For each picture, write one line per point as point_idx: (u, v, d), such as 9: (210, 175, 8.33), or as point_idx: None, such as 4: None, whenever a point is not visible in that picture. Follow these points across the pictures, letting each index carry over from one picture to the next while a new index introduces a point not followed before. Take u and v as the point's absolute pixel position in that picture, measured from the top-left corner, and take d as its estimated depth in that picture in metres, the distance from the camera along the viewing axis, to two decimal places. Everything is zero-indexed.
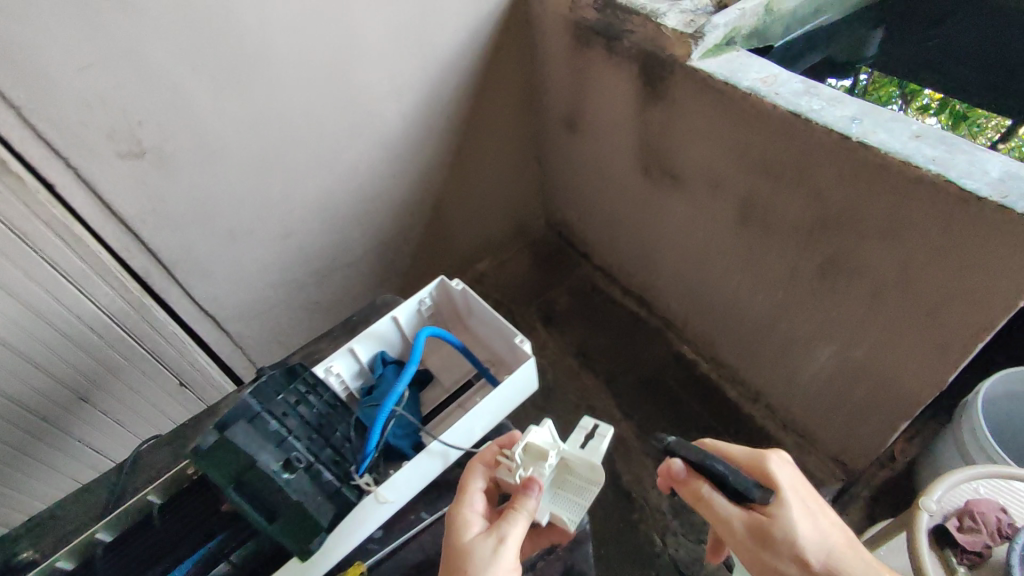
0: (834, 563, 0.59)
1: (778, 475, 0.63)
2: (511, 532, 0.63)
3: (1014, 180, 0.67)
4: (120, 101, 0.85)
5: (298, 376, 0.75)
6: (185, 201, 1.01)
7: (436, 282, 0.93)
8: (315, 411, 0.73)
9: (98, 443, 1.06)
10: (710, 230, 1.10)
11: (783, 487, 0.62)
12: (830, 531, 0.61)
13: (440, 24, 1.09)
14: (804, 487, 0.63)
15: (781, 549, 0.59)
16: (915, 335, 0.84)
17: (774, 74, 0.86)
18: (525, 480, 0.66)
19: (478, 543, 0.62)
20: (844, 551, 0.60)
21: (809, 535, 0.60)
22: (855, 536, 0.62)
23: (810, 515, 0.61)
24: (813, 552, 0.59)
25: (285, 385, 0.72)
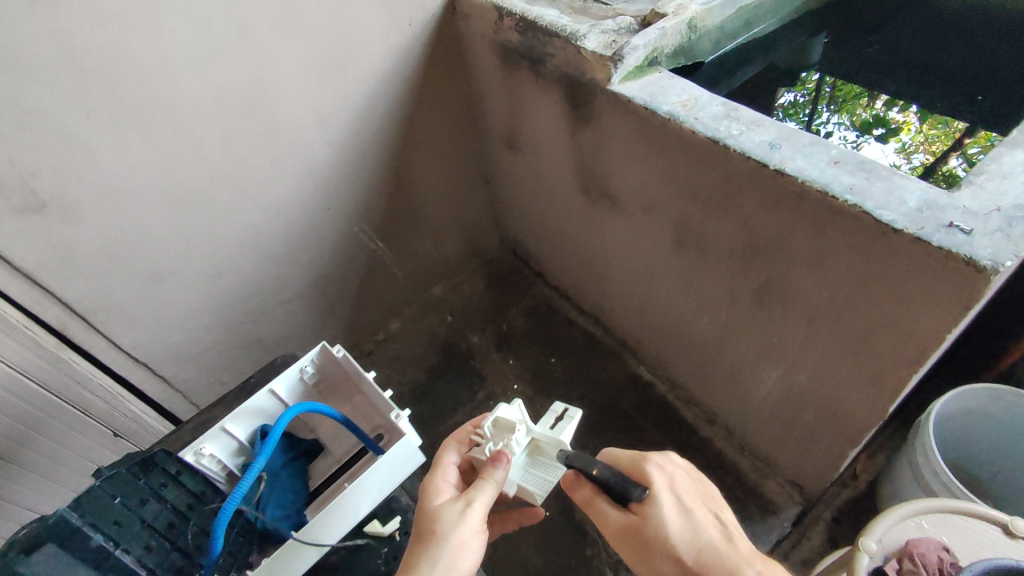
0: (706, 559, 0.61)
1: (658, 475, 0.66)
2: (478, 496, 0.67)
3: (932, 209, 0.63)
4: (6, 152, 0.79)
5: (153, 469, 0.73)
6: (97, 249, 0.95)
7: (318, 347, 0.85)
8: (164, 511, 0.73)
9: (31, 504, 0.94)
10: (650, 253, 1.06)
11: (660, 485, 0.65)
12: (707, 528, 0.63)
13: (361, 52, 1.05)
14: (685, 485, 0.66)
15: (653, 545, 0.62)
16: (850, 364, 0.80)
17: (696, 96, 0.82)
18: (494, 453, 0.70)
19: (446, 507, 0.66)
20: (719, 546, 0.62)
21: (682, 533, 0.62)
22: (737, 531, 0.64)
23: (686, 512, 0.64)
24: (686, 549, 0.62)
25: (131, 482, 0.71)
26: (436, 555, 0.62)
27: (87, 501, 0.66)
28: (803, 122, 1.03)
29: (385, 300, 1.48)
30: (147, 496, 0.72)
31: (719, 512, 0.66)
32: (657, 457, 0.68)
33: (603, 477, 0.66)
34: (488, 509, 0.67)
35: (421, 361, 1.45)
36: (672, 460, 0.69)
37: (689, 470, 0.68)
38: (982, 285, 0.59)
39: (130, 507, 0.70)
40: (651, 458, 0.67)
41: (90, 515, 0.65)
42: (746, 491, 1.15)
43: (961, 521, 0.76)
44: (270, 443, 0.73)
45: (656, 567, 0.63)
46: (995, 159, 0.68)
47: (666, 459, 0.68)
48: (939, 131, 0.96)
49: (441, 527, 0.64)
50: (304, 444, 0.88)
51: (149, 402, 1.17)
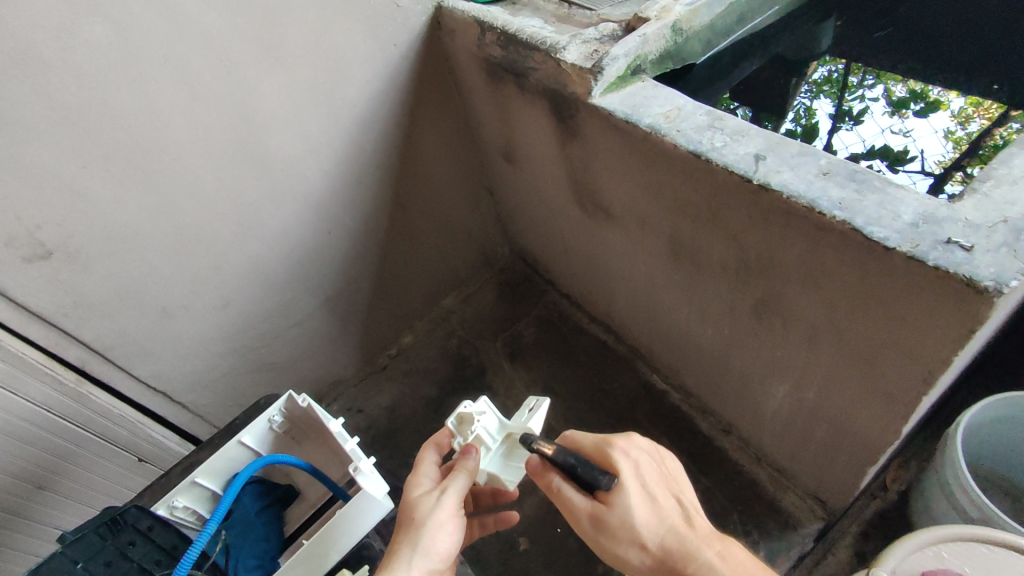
0: (669, 544, 0.62)
1: (623, 460, 0.66)
2: (453, 484, 0.67)
3: (929, 223, 0.58)
4: (10, 207, 0.80)
5: (122, 527, 0.74)
6: (107, 290, 0.96)
7: (284, 396, 0.85)
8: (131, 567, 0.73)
9: (65, 522, 0.98)
10: (650, 263, 1.03)
11: (626, 472, 0.65)
12: (669, 512, 0.64)
13: (349, 77, 1.04)
14: (648, 470, 0.67)
15: (619, 533, 0.62)
16: (856, 380, 0.75)
17: (679, 106, 0.78)
18: (465, 446, 0.71)
19: (424, 495, 0.67)
20: (683, 530, 0.63)
21: (647, 520, 0.63)
22: (698, 514, 0.65)
23: (650, 499, 0.64)
24: (651, 535, 0.62)
25: (98, 545, 0.72)
26: (416, 539, 0.63)
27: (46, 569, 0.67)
28: (839, 95, 1.01)
29: (397, 315, 1.48)
30: (112, 557, 0.72)
31: (679, 494, 0.67)
32: (621, 443, 0.68)
33: (570, 465, 0.64)
34: (463, 497, 0.68)
35: (434, 375, 1.46)
36: (635, 444, 0.69)
37: (652, 454, 0.69)
38: (985, 309, 0.54)
39: (92, 569, 0.71)
40: (615, 443, 0.67)
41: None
42: (764, 505, 1.10)
43: (987, 551, 0.70)
44: (225, 501, 0.74)
45: (622, 554, 0.64)
46: (1004, 161, 0.62)
47: (630, 444, 0.68)
48: (986, 96, 0.94)
49: (420, 513, 0.65)
50: (278, 490, 0.90)
51: (172, 428, 1.19)
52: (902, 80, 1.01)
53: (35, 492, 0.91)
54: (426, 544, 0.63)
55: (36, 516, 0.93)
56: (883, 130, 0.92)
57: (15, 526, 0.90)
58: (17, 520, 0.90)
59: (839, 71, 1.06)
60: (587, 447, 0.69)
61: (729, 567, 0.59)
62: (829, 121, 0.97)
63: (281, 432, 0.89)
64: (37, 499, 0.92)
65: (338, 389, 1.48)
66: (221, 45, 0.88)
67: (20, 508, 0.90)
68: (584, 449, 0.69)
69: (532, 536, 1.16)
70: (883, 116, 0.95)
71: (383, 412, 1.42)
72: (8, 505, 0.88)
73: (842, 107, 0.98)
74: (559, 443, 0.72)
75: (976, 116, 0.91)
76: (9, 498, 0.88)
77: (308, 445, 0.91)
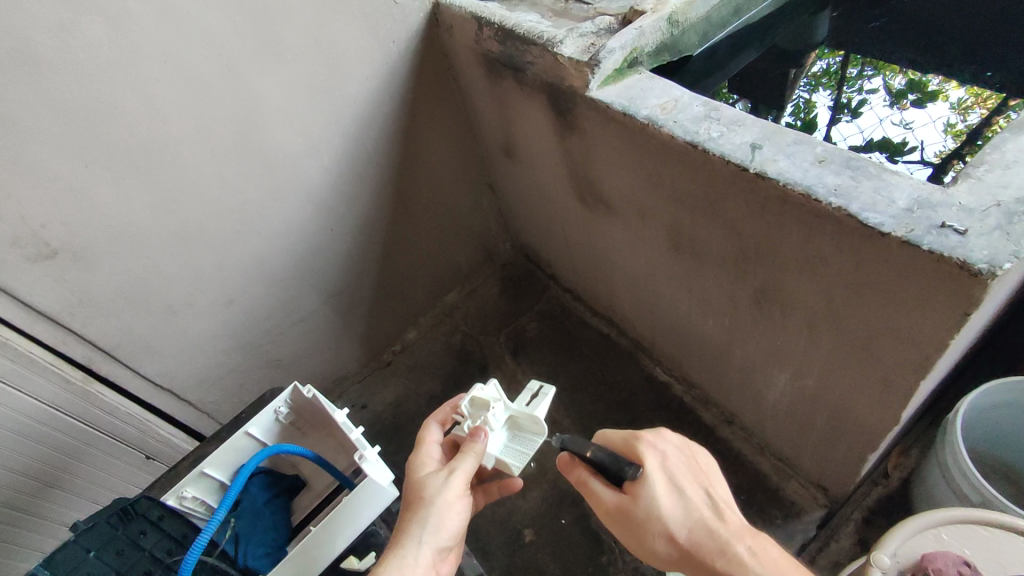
0: (698, 537, 0.61)
1: (649, 453, 0.67)
2: (460, 465, 0.68)
3: (924, 209, 0.58)
4: (16, 208, 0.81)
5: (133, 517, 0.75)
6: (112, 288, 0.97)
7: (290, 388, 0.86)
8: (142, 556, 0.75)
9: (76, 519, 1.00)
10: (650, 255, 1.04)
11: (653, 465, 0.66)
12: (698, 505, 0.63)
13: (348, 74, 1.05)
14: (677, 463, 0.67)
15: (645, 524, 0.63)
16: (855, 367, 0.76)
17: (676, 97, 0.79)
18: (473, 430, 0.73)
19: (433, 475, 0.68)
20: (712, 522, 0.62)
21: (674, 511, 0.63)
22: (733, 507, 0.64)
23: (677, 490, 0.64)
24: (678, 527, 0.62)
25: (110, 535, 0.73)
26: (425, 517, 0.64)
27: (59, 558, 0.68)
28: (837, 88, 1.01)
29: (400, 311, 1.49)
30: (123, 546, 0.74)
31: (715, 488, 0.66)
32: (649, 436, 0.69)
33: (599, 459, 0.67)
34: (470, 479, 0.69)
35: (438, 370, 1.47)
36: (665, 438, 0.69)
37: (681, 447, 0.68)
38: (980, 291, 0.54)
39: (104, 558, 0.72)
40: (643, 437, 0.68)
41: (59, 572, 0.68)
42: (767, 494, 1.11)
43: (987, 534, 0.70)
44: (234, 489, 0.76)
45: (652, 546, 0.64)
46: (998, 146, 0.63)
47: (658, 437, 0.69)
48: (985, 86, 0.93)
49: (429, 492, 0.66)
50: (285, 481, 0.91)
51: (179, 426, 1.20)
52: (902, 70, 1.01)
53: (45, 490, 0.93)
54: (434, 522, 0.64)
55: (46, 513, 0.94)
56: (882, 121, 0.92)
57: (27, 524, 0.92)
58: (29, 518, 0.92)
59: (837, 63, 1.07)
60: (616, 442, 0.71)
61: (760, 561, 0.59)
62: (828, 114, 0.97)
63: (287, 424, 0.90)
64: (48, 497, 0.93)
65: (343, 386, 1.50)
66: (221, 44, 0.88)
67: (31, 506, 0.91)
68: (614, 444, 0.71)
69: (537, 528, 1.17)
70: (882, 107, 0.95)
71: (388, 408, 1.43)
72: (20, 503, 0.89)
73: (841, 100, 0.99)
74: (592, 440, 0.73)
75: (975, 106, 0.90)
76: (20, 496, 0.89)
77: (313, 439, 0.93)
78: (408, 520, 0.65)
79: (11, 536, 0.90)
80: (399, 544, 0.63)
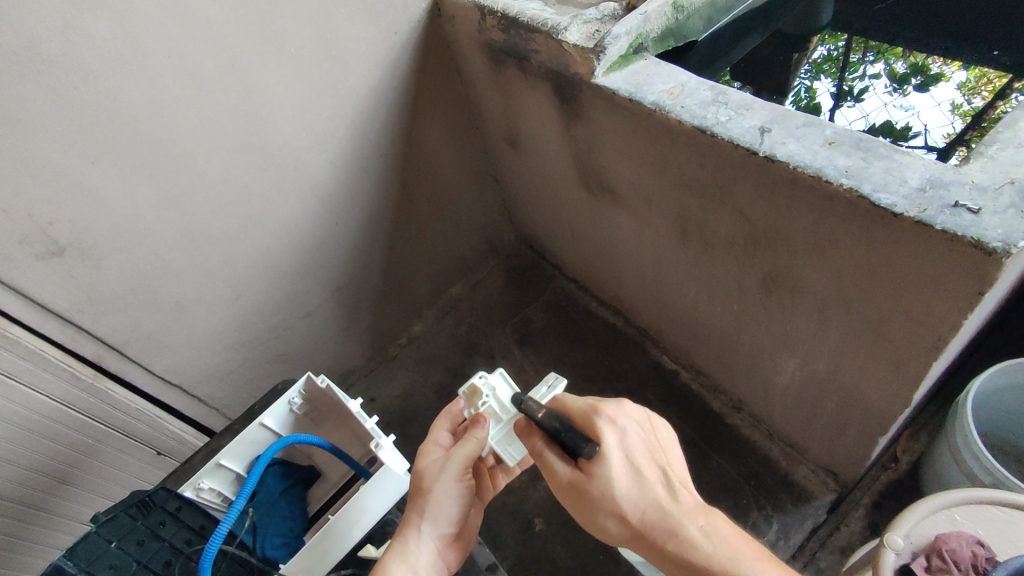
0: (650, 519, 0.59)
1: (609, 429, 0.62)
2: (457, 451, 0.70)
3: (935, 188, 0.58)
4: (24, 207, 0.81)
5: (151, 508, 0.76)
6: (120, 284, 0.97)
7: (302, 378, 0.87)
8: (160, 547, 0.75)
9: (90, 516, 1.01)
10: (657, 242, 1.04)
11: (611, 443, 0.61)
12: (653, 486, 0.60)
13: (352, 66, 1.05)
14: (636, 441, 0.63)
15: (599, 504, 0.60)
16: (867, 351, 0.76)
17: (682, 82, 0.78)
18: (474, 416, 0.73)
19: (430, 465, 0.71)
20: (665, 504, 0.59)
21: (629, 492, 0.59)
22: (687, 483, 0.61)
23: (634, 470, 0.61)
24: (631, 508, 0.59)
25: (129, 529, 0.73)
26: (421, 506, 0.68)
27: (82, 549, 0.68)
28: (840, 73, 1.00)
29: (407, 304, 1.49)
30: (144, 537, 0.74)
31: (671, 465, 0.63)
32: (610, 410, 0.64)
33: (555, 430, 0.62)
34: (469, 463, 0.70)
35: (445, 362, 1.47)
36: (626, 410, 0.65)
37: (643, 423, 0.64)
38: (994, 271, 0.54)
39: (126, 549, 0.72)
40: (602, 411, 0.64)
41: (84, 563, 0.68)
42: (777, 480, 1.11)
43: (1001, 513, 0.71)
44: (251, 479, 0.76)
45: (604, 524, 0.61)
46: (1010, 125, 0.62)
47: (619, 411, 0.64)
48: (988, 67, 0.93)
49: (425, 484, 0.69)
50: (300, 471, 0.92)
51: (188, 421, 1.21)
52: (904, 54, 1.00)
53: (57, 487, 0.93)
54: (433, 511, 0.67)
55: (59, 510, 0.94)
56: (886, 106, 0.92)
57: (41, 521, 0.92)
58: (42, 515, 0.92)
59: (839, 48, 1.06)
60: (574, 410, 0.66)
61: (710, 542, 0.56)
62: (830, 99, 0.97)
63: (300, 414, 0.91)
64: (61, 494, 0.93)
65: (350, 380, 1.50)
66: (224, 38, 0.88)
67: (44, 503, 0.91)
68: (571, 412, 0.67)
69: (547, 517, 1.17)
70: (884, 92, 0.94)
71: (396, 400, 1.44)
72: (31, 501, 0.89)
73: (844, 85, 0.98)
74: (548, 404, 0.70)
75: (979, 89, 0.90)
76: (33, 493, 0.89)
77: (327, 431, 0.93)
78: (410, 510, 0.69)
79: (25, 533, 0.90)
80: (400, 532, 0.67)
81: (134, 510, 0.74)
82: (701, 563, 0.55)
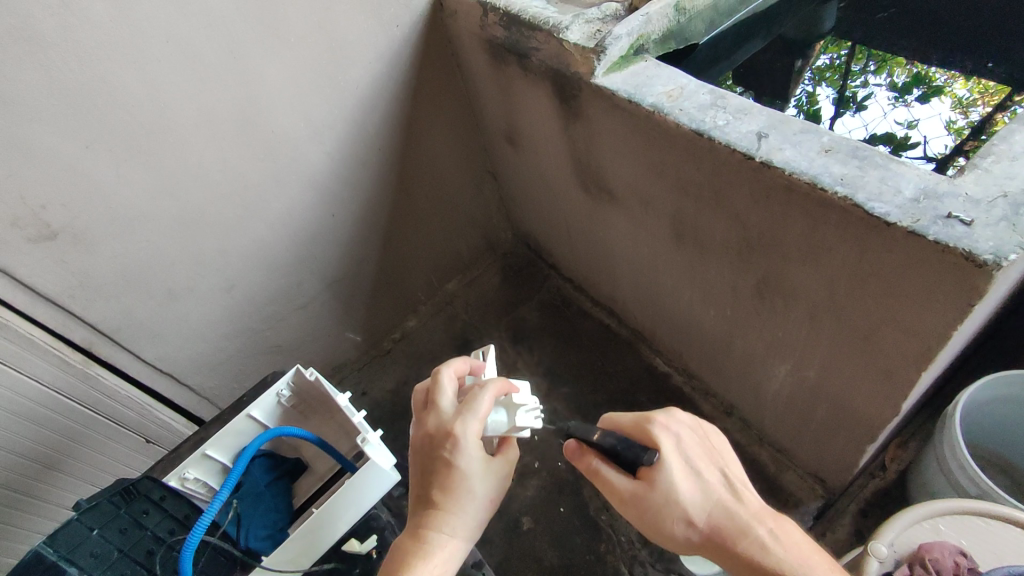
0: (718, 520, 0.58)
1: (664, 436, 0.63)
2: (509, 468, 0.68)
3: (930, 199, 0.58)
4: (17, 188, 0.81)
5: (134, 496, 0.76)
6: (113, 271, 0.97)
7: (292, 370, 0.87)
8: (142, 536, 0.75)
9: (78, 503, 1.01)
10: (652, 245, 1.04)
11: (668, 448, 0.62)
12: (715, 487, 0.60)
13: (351, 58, 1.04)
14: (692, 445, 0.63)
15: (663, 511, 0.60)
16: (856, 359, 0.76)
17: (681, 85, 0.78)
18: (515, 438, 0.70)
19: (491, 468, 0.66)
20: (730, 505, 0.59)
21: (693, 494, 0.60)
22: (747, 485, 0.61)
23: (695, 473, 0.61)
24: (697, 511, 0.59)
25: (110, 517, 0.74)
26: (470, 516, 0.64)
27: (63, 535, 0.68)
28: (841, 82, 1.01)
29: (402, 299, 1.49)
30: (127, 524, 0.75)
31: (730, 467, 0.63)
32: (662, 418, 0.65)
33: (610, 445, 0.64)
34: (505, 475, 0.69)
35: (438, 357, 1.47)
36: (676, 418, 0.66)
37: (694, 428, 0.65)
38: (984, 283, 0.54)
39: (107, 536, 0.72)
40: (654, 419, 0.65)
41: (64, 549, 0.68)
42: (765, 484, 1.11)
43: (985, 525, 0.71)
44: (236, 471, 0.77)
45: (668, 531, 0.60)
46: (1005, 138, 0.62)
47: (670, 419, 0.65)
48: (990, 81, 0.93)
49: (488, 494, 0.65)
50: (288, 463, 0.92)
51: (178, 410, 1.20)
52: (905, 64, 1.00)
53: (47, 473, 0.93)
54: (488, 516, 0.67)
55: (45, 496, 0.94)
56: (887, 116, 0.92)
57: (27, 507, 0.92)
58: (29, 501, 0.92)
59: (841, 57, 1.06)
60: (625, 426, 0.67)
61: (783, 546, 0.56)
62: (832, 107, 0.96)
63: (290, 406, 0.91)
64: (48, 479, 0.93)
65: (342, 373, 1.50)
66: (223, 27, 0.88)
67: (29, 489, 0.91)
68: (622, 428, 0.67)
69: (535, 516, 1.17)
70: (886, 102, 0.94)
71: (388, 395, 1.44)
72: (19, 487, 0.89)
73: (845, 93, 0.98)
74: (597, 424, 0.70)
75: (979, 102, 0.90)
76: (20, 479, 0.89)
77: (316, 425, 0.93)
78: (458, 507, 0.63)
79: (11, 518, 0.90)
80: (452, 532, 0.62)
81: (117, 497, 0.75)
82: (775, 566, 0.55)
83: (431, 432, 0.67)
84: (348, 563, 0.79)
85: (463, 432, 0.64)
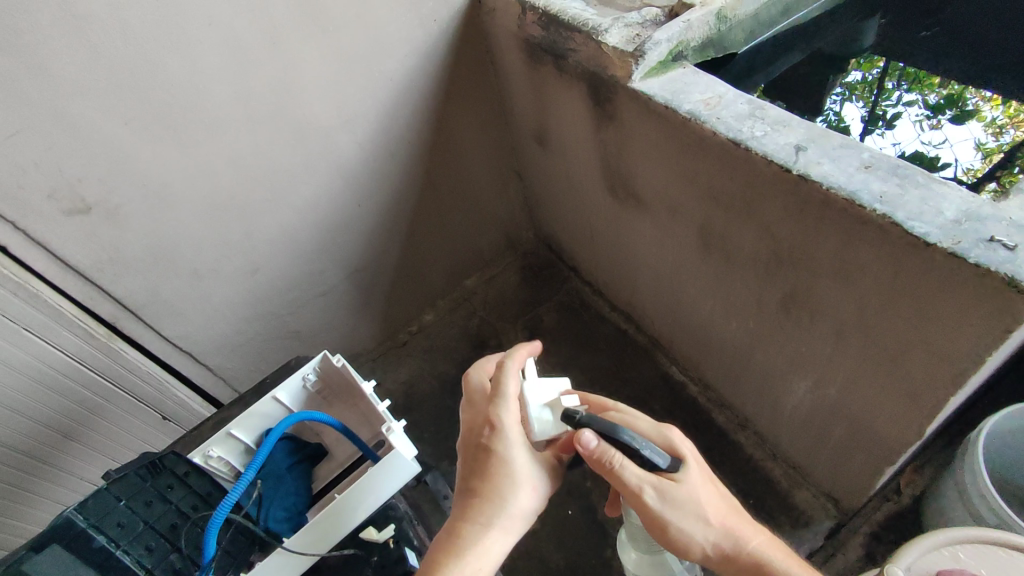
0: (729, 522, 0.61)
1: (680, 440, 0.63)
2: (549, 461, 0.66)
3: (972, 221, 0.57)
4: (54, 162, 0.82)
5: (160, 471, 0.77)
6: (142, 248, 0.98)
7: (319, 355, 0.87)
8: (165, 510, 0.76)
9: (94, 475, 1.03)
10: (678, 252, 1.03)
11: (688, 452, 0.62)
12: (721, 493, 0.63)
13: (388, 51, 1.05)
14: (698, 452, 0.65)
15: (686, 509, 0.59)
16: (881, 379, 0.76)
17: (720, 93, 0.78)
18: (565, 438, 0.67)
19: (534, 455, 0.65)
20: (735, 511, 0.62)
21: (709, 496, 0.61)
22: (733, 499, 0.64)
23: (707, 477, 0.63)
24: (714, 512, 0.60)
25: (137, 490, 0.75)
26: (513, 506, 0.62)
27: (92, 504, 0.69)
28: (872, 100, 1.00)
29: (421, 292, 1.49)
30: (152, 498, 0.76)
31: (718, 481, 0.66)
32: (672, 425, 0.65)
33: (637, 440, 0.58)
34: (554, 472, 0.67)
35: (453, 353, 1.47)
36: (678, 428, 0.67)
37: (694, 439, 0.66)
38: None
39: (133, 508, 0.74)
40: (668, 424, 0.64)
41: (93, 517, 0.69)
42: (777, 500, 1.11)
43: (1005, 556, 0.69)
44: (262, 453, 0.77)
45: (682, 531, 0.60)
46: None
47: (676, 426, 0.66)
48: None
49: (535, 480, 0.64)
50: (309, 448, 0.93)
51: (195, 388, 1.22)
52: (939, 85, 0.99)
53: (64, 442, 0.94)
54: (536, 508, 0.64)
55: (62, 465, 0.96)
56: (918, 136, 0.91)
57: (42, 473, 0.93)
58: (46, 468, 0.93)
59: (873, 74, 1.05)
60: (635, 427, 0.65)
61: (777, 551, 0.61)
62: (861, 125, 0.96)
63: (313, 391, 0.91)
64: (65, 449, 0.95)
65: (357, 362, 1.51)
66: (265, 13, 0.88)
67: (46, 456, 0.93)
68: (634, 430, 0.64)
69: (542, 517, 1.17)
70: (917, 121, 0.93)
71: (402, 387, 1.44)
72: (37, 453, 0.91)
73: (875, 112, 0.97)
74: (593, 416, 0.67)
75: (1010, 126, 0.89)
76: (38, 446, 0.91)
77: (336, 411, 0.94)
78: (500, 497, 0.62)
79: (26, 483, 0.92)
80: (496, 523, 0.61)
81: (144, 470, 0.75)
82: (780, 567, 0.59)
83: (472, 422, 0.67)
84: (365, 550, 0.80)
85: (501, 415, 0.64)
